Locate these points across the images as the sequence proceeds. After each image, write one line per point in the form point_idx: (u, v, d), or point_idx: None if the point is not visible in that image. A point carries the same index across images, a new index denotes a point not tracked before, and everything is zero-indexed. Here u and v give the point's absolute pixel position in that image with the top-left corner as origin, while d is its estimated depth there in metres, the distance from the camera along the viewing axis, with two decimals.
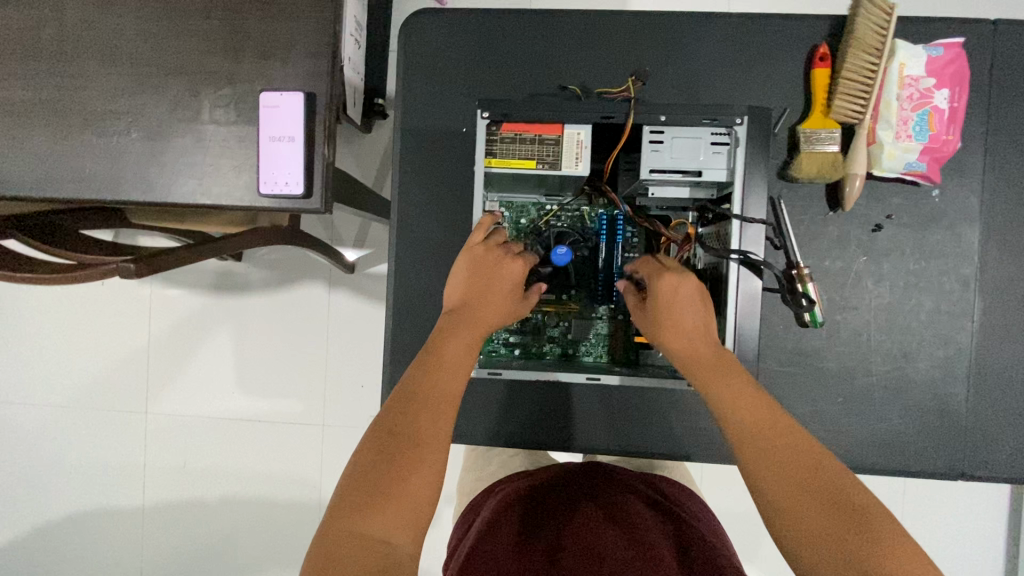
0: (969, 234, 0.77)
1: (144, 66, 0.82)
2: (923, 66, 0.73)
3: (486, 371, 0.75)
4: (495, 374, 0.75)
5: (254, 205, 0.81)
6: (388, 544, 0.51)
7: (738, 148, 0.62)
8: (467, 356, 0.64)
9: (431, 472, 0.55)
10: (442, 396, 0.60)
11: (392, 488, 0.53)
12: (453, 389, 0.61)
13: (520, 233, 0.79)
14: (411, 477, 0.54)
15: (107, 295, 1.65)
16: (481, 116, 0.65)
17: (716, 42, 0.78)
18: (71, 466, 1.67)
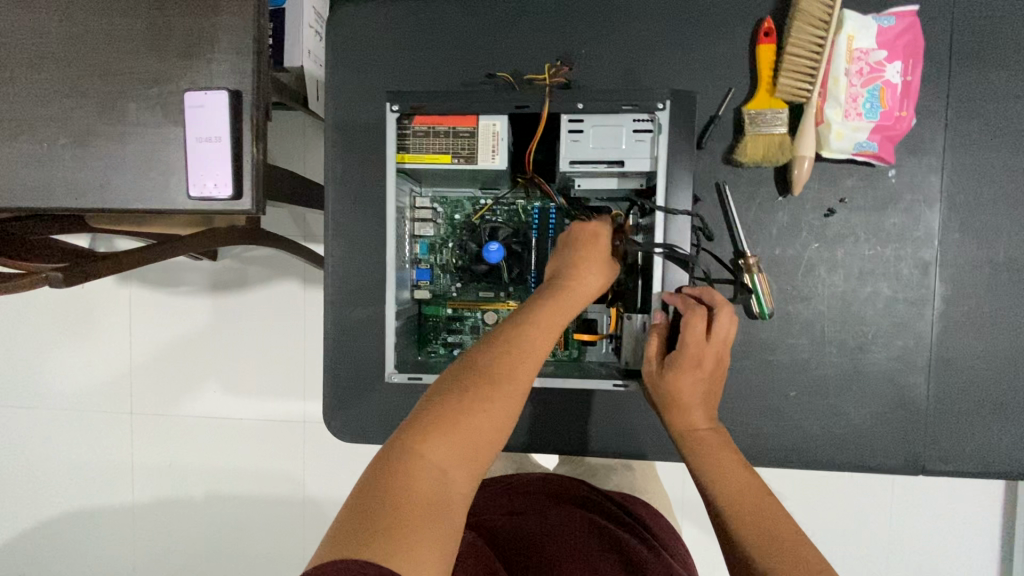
0: (928, 216, 0.73)
1: (68, 68, 0.80)
2: (873, 38, 0.68)
3: (407, 375, 0.70)
4: (416, 380, 0.70)
5: (184, 208, 0.80)
6: (444, 477, 0.48)
7: (660, 135, 0.59)
8: (555, 323, 0.58)
9: (499, 417, 0.51)
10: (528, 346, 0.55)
11: (461, 423, 0.50)
12: (543, 343, 0.56)
13: (454, 229, 0.76)
14: (479, 416, 0.50)
15: (88, 297, 1.66)
16: (391, 109, 0.62)
17: (655, 19, 0.73)
18: (63, 465, 1.70)
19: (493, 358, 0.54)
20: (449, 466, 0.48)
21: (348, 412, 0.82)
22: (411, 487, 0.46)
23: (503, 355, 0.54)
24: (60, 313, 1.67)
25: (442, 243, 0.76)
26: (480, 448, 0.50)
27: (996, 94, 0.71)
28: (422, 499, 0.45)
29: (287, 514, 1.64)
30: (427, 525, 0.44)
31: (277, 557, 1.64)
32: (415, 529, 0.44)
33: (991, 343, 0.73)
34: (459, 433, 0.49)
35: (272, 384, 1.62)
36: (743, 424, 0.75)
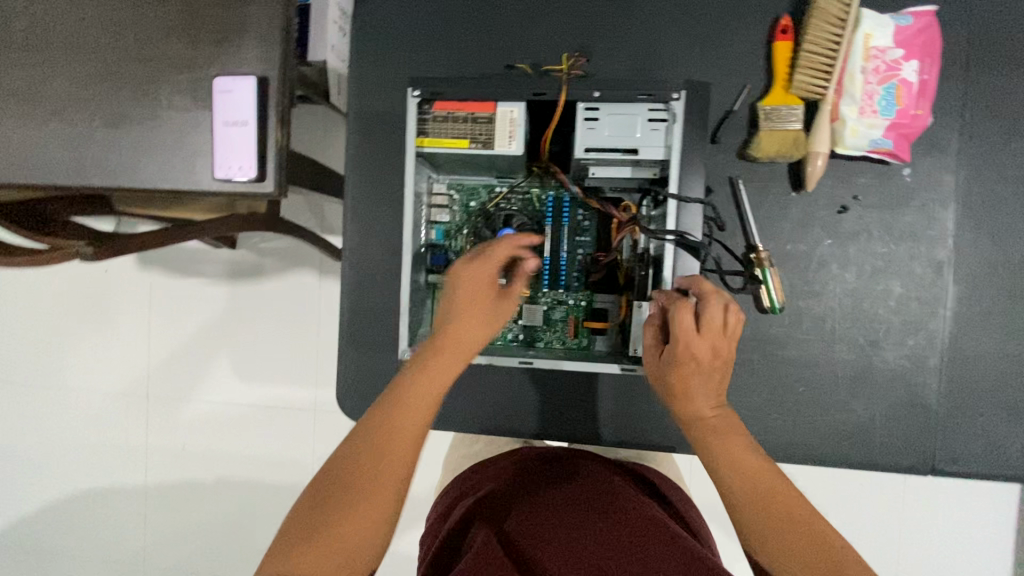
0: (942, 215, 0.73)
1: (104, 53, 0.83)
2: (891, 36, 0.69)
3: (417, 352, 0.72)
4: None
5: (209, 189, 0.82)
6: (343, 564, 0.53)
7: (675, 124, 0.60)
8: (426, 394, 0.61)
9: (375, 500, 0.56)
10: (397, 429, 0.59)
11: (333, 519, 0.54)
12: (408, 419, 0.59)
13: (469, 216, 0.77)
14: (353, 506, 0.55)
15: (111, 282, 1.71)
16: (413, 94, 0.64)
17: (672, 16, 0.74)
18: (79, 446, 1.74)
19: (398, 387, 0.61)
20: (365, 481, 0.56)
21: (360, 394, 0.83)
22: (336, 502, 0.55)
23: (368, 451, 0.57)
24: (83, 297, 1.72)
25: (457, 230, 0.77)
26: (361, 532, 0.55)
27: (1014, 96, 0.71)
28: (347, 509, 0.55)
29: (295, 501, 1.66)
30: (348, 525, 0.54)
31: None
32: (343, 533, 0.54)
33: (1004, 345, 0.73)
34: (335, 533, 0.54)
35: (285, 372, 1.65)
36: (749, 417, 0.75)
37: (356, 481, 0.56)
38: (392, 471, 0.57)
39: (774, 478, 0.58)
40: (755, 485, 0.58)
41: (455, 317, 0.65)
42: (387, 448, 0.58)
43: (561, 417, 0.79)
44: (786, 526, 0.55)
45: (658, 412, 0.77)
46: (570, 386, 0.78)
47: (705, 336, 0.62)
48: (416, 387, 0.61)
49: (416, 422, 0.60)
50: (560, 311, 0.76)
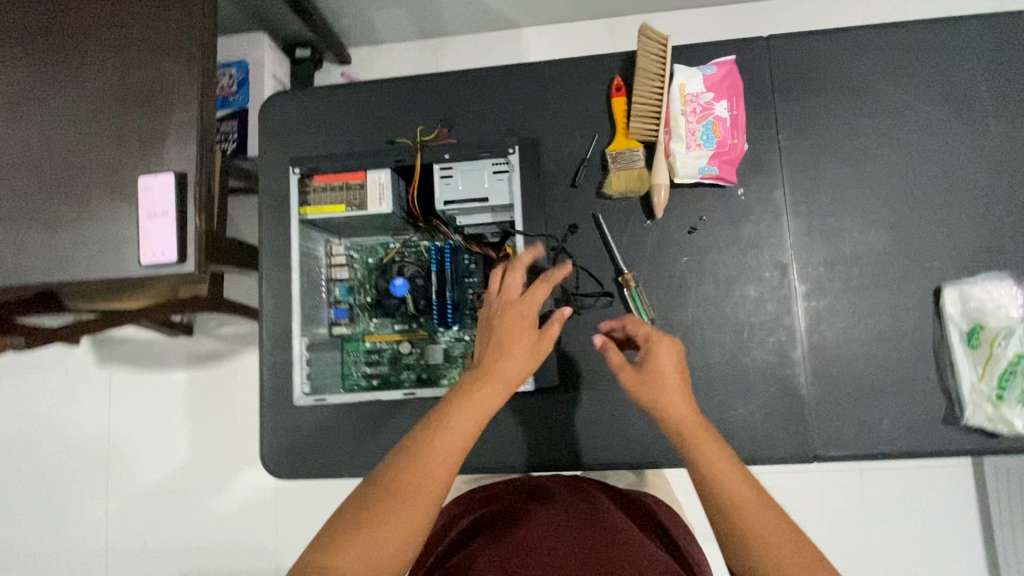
0: (778, 225, 0.83)
1: (42, 167, 0.95)
2: (701, 83, 0.82)
3: (311, 398, 0.82)
4: (320, 400, 0.81)
5: (136, 275, 0.91)
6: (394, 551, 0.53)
7: (513, 172, 0.72)
8: (480, 413, 0.61)
9: (426, 508, 0.55)
10: (453, 445, 0.58)
11: (390, 508, 0.54)
12: (462, 442, 0.59)
13: (370, 271, 0.86)
14: (406, 509, 0.54)
15: (72, 382, 1.75)
16: (294, 173, 0.75)
17: (525, 87, 0.88)
18: (38, 555, 1.70)
19: (469, 383, 0.62)
20: (437, 479, 0.56)
21: (282, 449, 0.87)
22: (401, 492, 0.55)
23: (408, 462, 0.56)
24: (44, 400, 1.75)
25: (360, 284, 0.85)
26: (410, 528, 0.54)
27: (817, 120, 0.84)
28: (413, 501, 0.54)
29: None
30: (408, 516, 0.54)
31: None
32: (400, 526, 0.53)
33: (853, 331, 0.81)
34: (382, 524, 0.53)
35: (246, 452, 1.67)
36: (640, 424, 0.81)
37: (430, 473, 0.56)
38: (439, 487, 0.56)
39: (737, 474, 0.58)
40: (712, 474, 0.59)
41: (504, 341, 0.65)
42: (427, 461, 0.57)
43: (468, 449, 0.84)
44: (756, 529, 0.55)
45: (558, 434, 0.83)
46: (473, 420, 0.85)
47: (664, 344, 0.68)
48: (489, 392, 0.62)
49: (459, 444, 0.58)
50: (457, 347, 0.83)
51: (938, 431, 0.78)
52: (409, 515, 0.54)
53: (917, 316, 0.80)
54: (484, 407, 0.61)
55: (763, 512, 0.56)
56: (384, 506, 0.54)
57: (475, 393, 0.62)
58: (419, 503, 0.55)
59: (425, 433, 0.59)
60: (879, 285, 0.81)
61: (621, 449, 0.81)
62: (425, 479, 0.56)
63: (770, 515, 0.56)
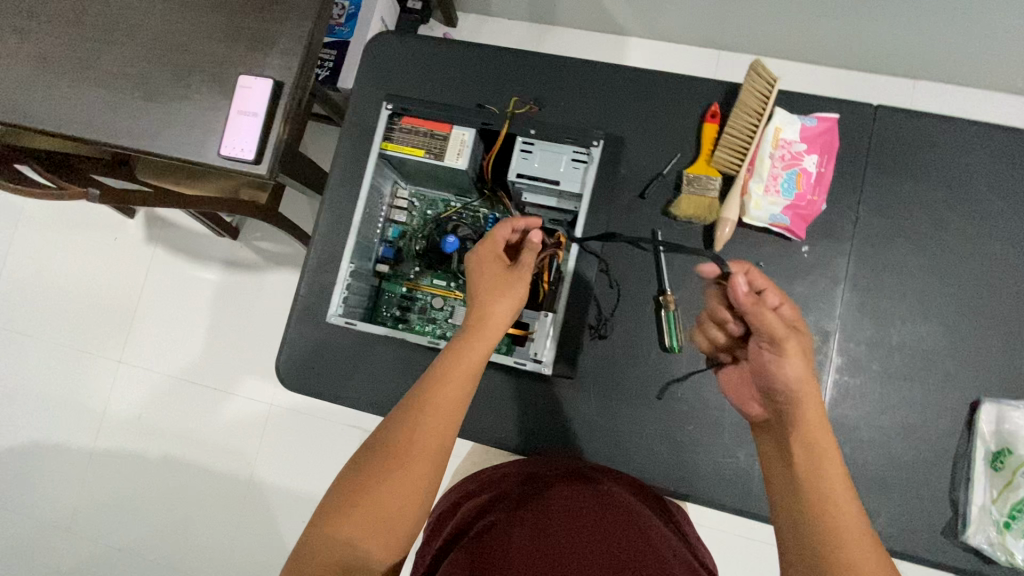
0: (832, 291, 0.82)
1: (157, 42, 1.00)
2: (798, 131, 0.81)
3: (342, 318, 0.81)
4: (349, 323, 0.81)
5: (213, 164, 0.96)
6: (394, 515, 0.59)
7: (591, 165, 0.72)
8: (461, 378, 0.65)
9: (417, 471, 0.60)
10: (433, 411, 0.63)
11: (379, 478, 0.59)
12: (443, 406, 0.63)
13: (425, 222, 0.89)
14: (395, 478, 0.59)
15: (117, 249, 1.84)
16: (385, 108, 0.77)
17: (622, 90, 0.89)
18: (41, 398, 1.80)
19: (454, 347, 0.67)
20: (431, 439, 0.62)
21: (301, 363, 0.92)
22: (399, 453, 0.61)
23: (395, 435, 0.61)
24: (89, 259, 1.84)
25: (413, 232, 0.89)
26: (407, 492, 0.60)
27: (903, 201, 0.82)
28: (411, 459, 0.60)
29: (231, 491, 1.70)
30: (412, 471, 0.60)
31: (208, 532, 1.69)
32: (405, 481, 0.60)
33: (878, 419, 0.79)
34: (379, 493, 0.59)
35: (254, 363, 1.75)
36: (640, 444, 0.82)
37: (416, 433, 0.62)
38: (426, 453, 0.61)
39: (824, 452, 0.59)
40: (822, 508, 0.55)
41: (483, 305, 0.68)
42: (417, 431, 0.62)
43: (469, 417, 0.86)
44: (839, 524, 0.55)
45: (553, 426, 0.84)
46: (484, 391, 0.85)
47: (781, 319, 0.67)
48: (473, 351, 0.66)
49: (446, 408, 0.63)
50: None
51: (933, 541, 0.76)
52: (410, 471, 0.60)
53: (947, 422, 0.78)
54: (468, 365, 0.66)
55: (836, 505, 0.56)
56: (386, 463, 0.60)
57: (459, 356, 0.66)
58: (417, 458, 0.61)
59: (418, 400, 0.64)
60: (918, 380, 0.80)
61: (612, 460, 0.82)
62: (420, 437, 0.62)
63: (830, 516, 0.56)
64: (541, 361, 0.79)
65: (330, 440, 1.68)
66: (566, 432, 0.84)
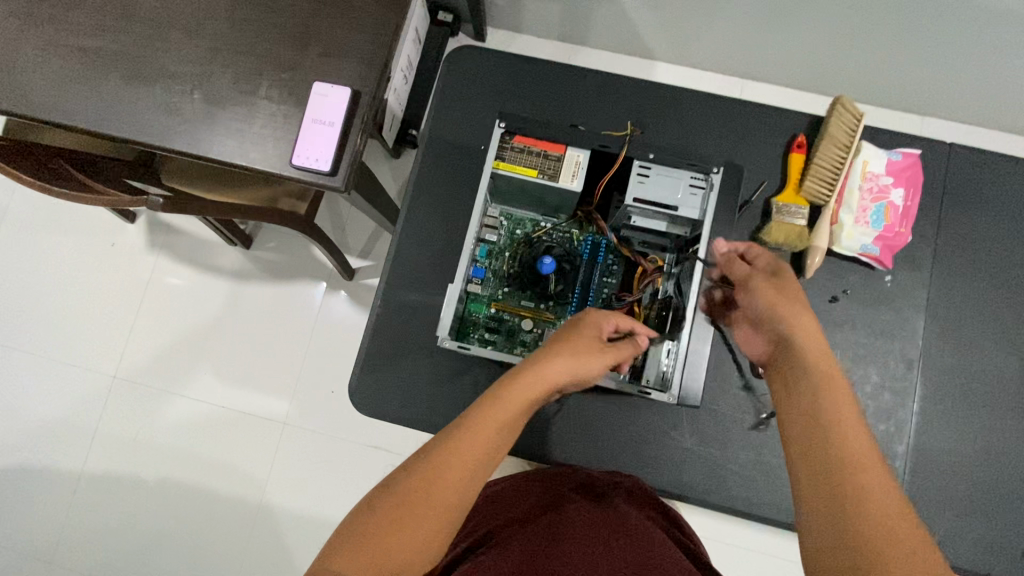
0: (914, 320, 0.85)
1: (220, 43, 0.94)
2: (884, 165, 0.85)
3: (454, 343, 0.78)
4: (463, 349, 0.78)
5: (282, 174, 0.90)
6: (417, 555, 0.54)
7: (711, 192, 0.73)
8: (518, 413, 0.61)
9: (453, 507, 0.55)
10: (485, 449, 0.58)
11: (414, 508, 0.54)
12: (496, 445, 0.59)
13: (513, 242, 0.87)
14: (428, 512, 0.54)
15: (114, 255, 1.71)
16: (499, 126, 0.76)
17: (712, 115, 0.89)
18: (24, 416, 1.64)
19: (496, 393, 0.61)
20: (451, 498, 0.55)
21: (376, 386, 0.87)
22: (411, 508, 0.54)
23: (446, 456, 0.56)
24: (83, 265, 1.71)
25: (500, 251, 0.86)
26: (437, 523, 0.54)
27: (977, 235, 0.86)
28: (421, 518, 0.54)
29: (238, 516, 1.59)
30: (424, 533, 0.54)
31: (213, 560, 1.57)
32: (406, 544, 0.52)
33: (960, 444, 0.82)
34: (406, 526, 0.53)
35: (266, 378, 1.65)
36: (734, 470, 0.82)
37: (435, 491, 0.54)
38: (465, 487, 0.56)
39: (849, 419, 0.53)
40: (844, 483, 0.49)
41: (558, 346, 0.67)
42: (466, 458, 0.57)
43: (560, 443, 0.85)
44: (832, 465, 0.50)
45: (647, 452, 0.83)
46: (577, 416, 0.85)
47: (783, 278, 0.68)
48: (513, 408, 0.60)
49: (496, 443, 0.59)
50: None
51: (1017, 563, 0.79)
52: (416, 533, 0.53)
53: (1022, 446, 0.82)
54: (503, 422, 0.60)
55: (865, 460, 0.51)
56: (393, 521, 0.53)
57: (496, 408, 0.60)
58: (428, 523, 0.54)
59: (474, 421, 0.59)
60: (995, 407, 0.83)
61: (707, 486, 0.82)
62: (438, 495, 0.54)
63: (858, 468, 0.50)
64: (665, 392, 0.76)
65: (349, 460, 1.60)
66: (662, 458, 0.83)
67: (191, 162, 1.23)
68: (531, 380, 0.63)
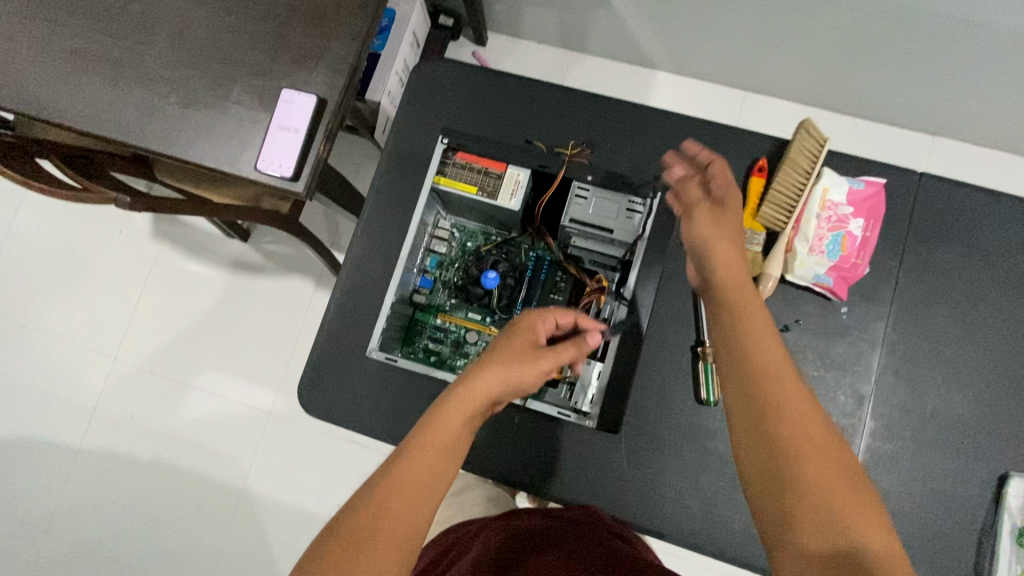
0: (869, 355, 0.82)
1: (198, 48, 0.98)
2: (845, 194, 0.82)
3: (384, 355, 0.84)
4: (390, 361, 0.85)
5: (249, 177, 0.93)
6: None
7: (646, 216, 0.73)
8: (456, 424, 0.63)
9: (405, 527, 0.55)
10: (425, 465, 0.59)
11: (365, 539, 0.53)
12: (437, 458, 0.60)
13: (464, 254, 0.87)
14: (378, 539, 0.53)
15: (120, 243, 1.79)
16: (442, 141, 0.77)
17: (673, 134, 0.88)
18: (30, 390, 1.74)
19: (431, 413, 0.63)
20: (399, 522, 0.55)
21: (323, 389, 0.89)
22: (365, 539, 0.53)
23: (388, 483, 0.57)
24: (92, 251, 1.80)
25: (450, 263, 0.88)
26: (390, 548, 0.53)
27: (942, 270, 0.83)
28: (377, 546, 0.53)
29: (222, 500, 1.65)
30: (380, 563, 0.52)
31: (196, 541, 1.64)
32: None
33: (910, 486, 0.79)
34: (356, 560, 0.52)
35: (256, 369, 1.70)
36: (670, 495, 0.81)
37: (389, 520, 0.54)
38: (414, 506, 0.56)
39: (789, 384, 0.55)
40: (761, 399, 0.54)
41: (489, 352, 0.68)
42: (409, 479, 0.57)
43: (497, 458, 0.84)
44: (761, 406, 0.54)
45: (587, 473, 0.82)
46: (516, 431, 0.84)
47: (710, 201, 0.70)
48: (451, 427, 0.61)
49: (439, 457, 0.60)
50: None
51: None
52: (378, 565, 0.52)
53: (976, 492, 0.79)
54: (446, 441, 0.61)
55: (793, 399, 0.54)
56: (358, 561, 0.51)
57: (435, 431, 0.61)
58: (382, 550, 0.53)
59: (413, 442, 0.60)
60: (949, 449, 0.80)
61: (645, 510, 0.81)
62: (394, 526, 0.54)
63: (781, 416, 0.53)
64: (584, 414, 0.82)
65: (329, 454, 1.64)
66: (602, 478, 0.82)
67: (182, 161, 1.28)
68: (469, 392, 0.64)
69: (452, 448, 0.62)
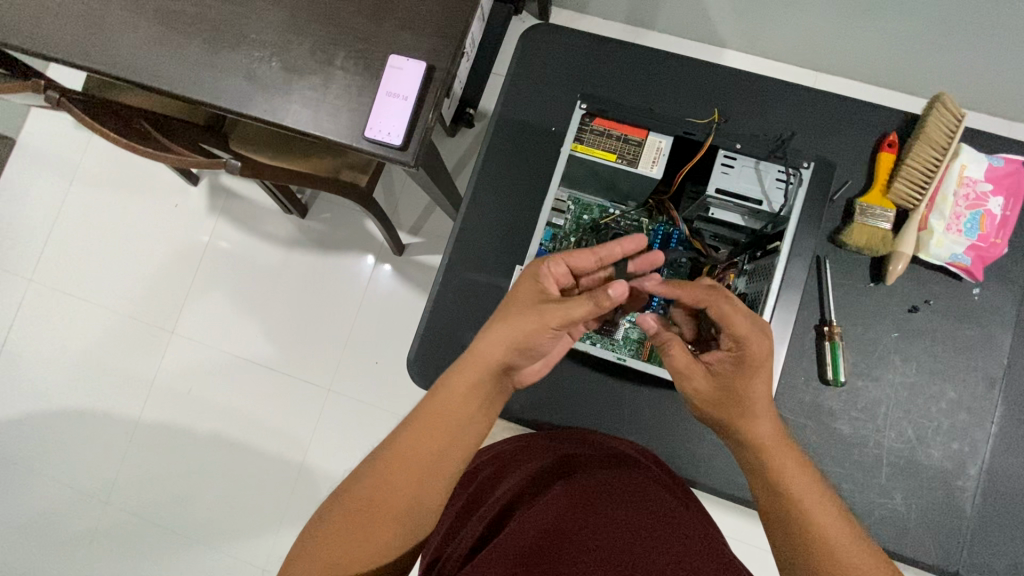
0: (1001, 337, 0.81)
1: (299, 11, 0.95)
2: (983, 171, 0.81)
3: None
4: None
5: (353, 145, 0.91)
6: (385, 546, 0.57)
7: (799, 188, 0.70)
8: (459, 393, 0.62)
9: (419, 497, 0.58)
10: (427, 440, 0.60)
11: (375, 509, 0.57)
12: (445, 434, 0.61)
13: (580, 227, 0.84)
14: (385, 509, 0.57)
15: (177, 216, 1.78)
16: (579, 107, 0.75)
17: (799, 106, 0.85)
18: (87, 362, 1.74)
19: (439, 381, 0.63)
20: (403, 497, 0.58)
21: (430, 362, 0.86)
22: (374, 507, 0.57)
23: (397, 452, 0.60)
24: (147, 224, 1.78)
25: (566, 236, 0.83)
26: (390, 516, 0.57)
27: None
28: (383, 516, 0.57)
29: (279, 475, 1.65)
30: (386, 532, 0.57)
31: (253, 514, 1.64)
32: (372, 544, 0.56)
33: None
34: (359, 521, 0.57)
35: (313, 345, 1.70)
36: None
37: (389, 496, 0.57)
38: (414, 476, 0.59)
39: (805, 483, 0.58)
40: (779, 493, 0.58)
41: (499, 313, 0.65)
42: (413, 451, 0.59)
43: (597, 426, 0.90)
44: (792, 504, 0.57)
45: (683, 445, 0.89)
46: (617, 407, 0.90)
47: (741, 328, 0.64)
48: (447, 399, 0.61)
49: (440, 429, 0.60)
50: (639, 332, 0.86)
51: None
52: (381, 535, 0.56)
53: None
54: (447, 416, 0.61)
55: (811, 498, 0.57)
56: (357, 526, 0.56)
57: (438, 400, 0.62)
58: (387, 523, 0.57)
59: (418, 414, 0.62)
60: None
61: None
62: (382, 500, 0.57)
63: (793, 518, 0.56)
64: None
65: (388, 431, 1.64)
66: (696, 448, 0.89)
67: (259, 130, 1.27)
68: (472, 362, 0.63)
69: (458, 423, 0.61)
